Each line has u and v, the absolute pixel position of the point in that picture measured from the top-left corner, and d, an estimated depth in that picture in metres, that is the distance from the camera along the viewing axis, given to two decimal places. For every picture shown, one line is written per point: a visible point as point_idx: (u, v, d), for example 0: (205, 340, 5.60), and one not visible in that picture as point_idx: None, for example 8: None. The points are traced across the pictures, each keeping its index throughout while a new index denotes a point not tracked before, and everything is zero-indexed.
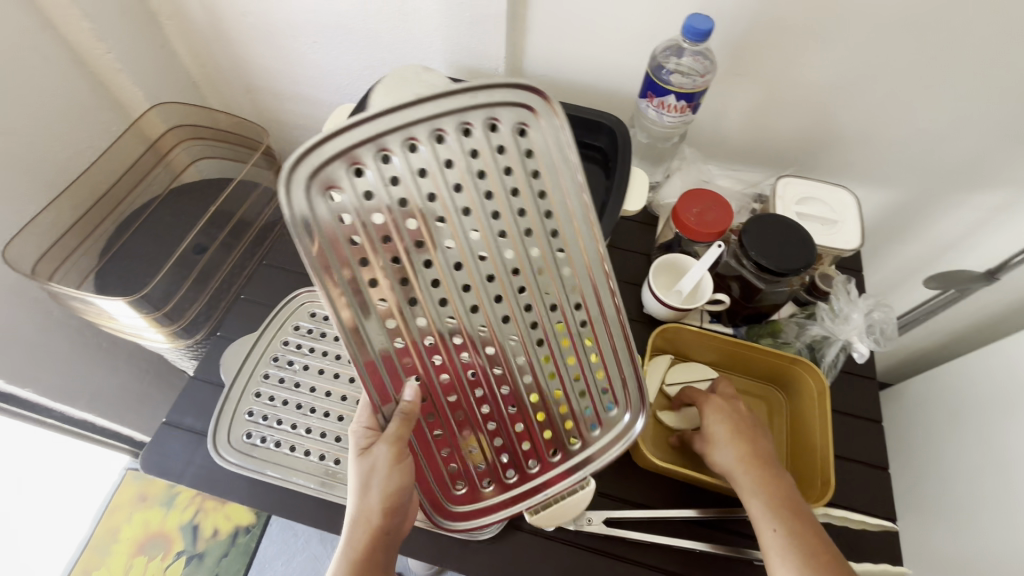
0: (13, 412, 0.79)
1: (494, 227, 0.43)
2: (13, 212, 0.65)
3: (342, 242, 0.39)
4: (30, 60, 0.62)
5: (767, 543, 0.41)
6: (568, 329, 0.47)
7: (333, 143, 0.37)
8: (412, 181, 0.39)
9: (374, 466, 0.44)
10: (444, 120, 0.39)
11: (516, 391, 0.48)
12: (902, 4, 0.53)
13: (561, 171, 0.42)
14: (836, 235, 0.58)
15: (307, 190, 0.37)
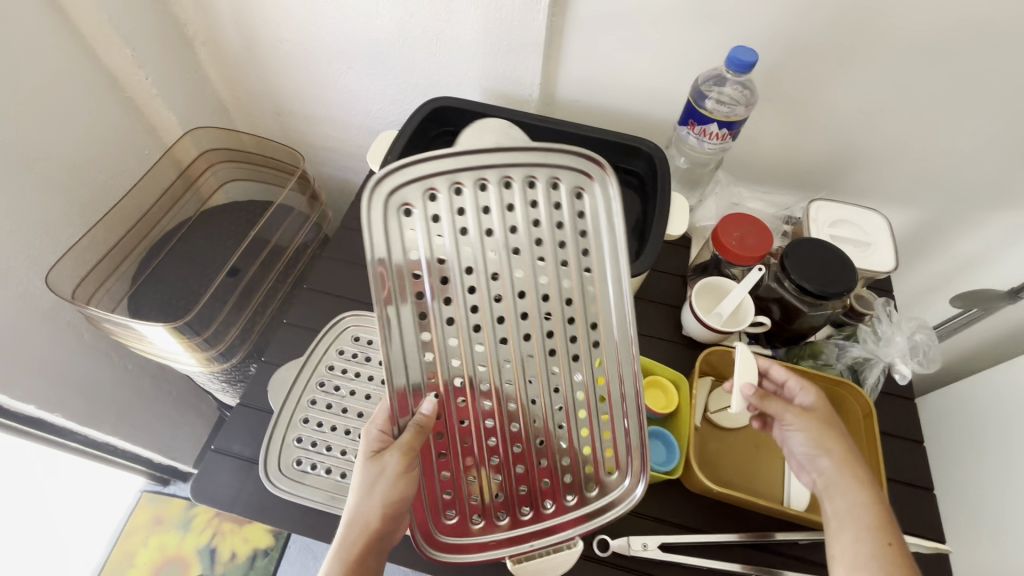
0: (39, 435, 0.79)
1: (536, 270, 0.43)
2: (53, 237, 0.66)
3: (400, 253, 0.41)
4: (70, 87, 0.63)
5: (876, 553, 0.39)
6: (587, 383, 0.45)
7: (421, 166, 0.41)
8: (476, 215, 0.42)
9: (382, 471, 0.41)
10: (515, 169, 0.42)
11: (532, 429, 0.45)
12: (930, 32, 0.55)
13: (607, 234, 0.44)
14: (871, 257, 0.59)
15: (385, 204, 0.40)
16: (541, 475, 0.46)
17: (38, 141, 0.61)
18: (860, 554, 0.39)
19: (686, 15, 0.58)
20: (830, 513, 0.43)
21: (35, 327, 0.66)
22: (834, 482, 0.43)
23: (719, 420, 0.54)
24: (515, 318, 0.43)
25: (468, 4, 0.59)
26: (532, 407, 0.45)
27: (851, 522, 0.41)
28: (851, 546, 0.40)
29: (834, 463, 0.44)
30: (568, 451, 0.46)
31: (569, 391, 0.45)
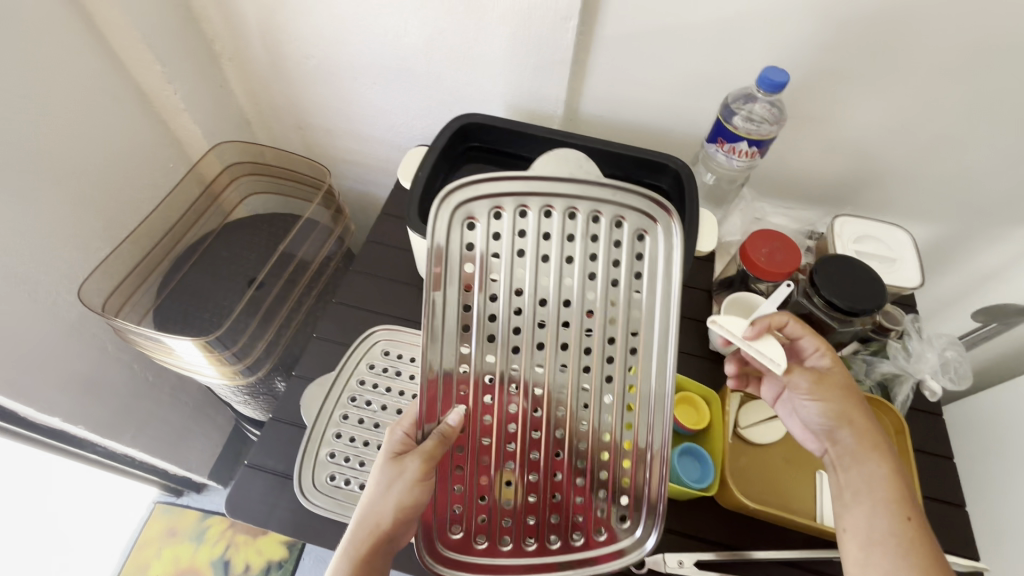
0: (59, 446, 0.79)
1: (583, 305, 0.43)
2: (81, 251, 0.66)
3: (457, 265, 0.42)
4: (101, 102, 0.64)
5: (893, 528, 0.40)
6: (616, 425, 0.44)
7: (492, 184, 0.41)
8: (536, 239, 0.42)
9: (400, 475, 0.41)
10: (581, 203, 0.42)
11: (553, 459, 0.45)
12: (955, 52, 0.55)
13: (663, 282, 0.43)
14: (896, 273, 0.60)
15: (452, 214, 0.41)
16: (550, 505, 0.45)
17: (69, 156, 0.62)
18: (877, 529, 0.40)
19: (712, 35, 0.59)
20: (845, 484, 0.44)
21: (63, 340, 0.67)
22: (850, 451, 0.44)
23: (750, 437, 0.54)
24: (556, 347, 0.43)
25: (497, 22, 0.60)
26: (557, 438, 0.45)
27: (867, 496, 0.42)
28: (868, 521, 0.41)
29: (849, 436, 0.44)
30: (581, 489, 0.46)
31: (597, 429, 0.44)
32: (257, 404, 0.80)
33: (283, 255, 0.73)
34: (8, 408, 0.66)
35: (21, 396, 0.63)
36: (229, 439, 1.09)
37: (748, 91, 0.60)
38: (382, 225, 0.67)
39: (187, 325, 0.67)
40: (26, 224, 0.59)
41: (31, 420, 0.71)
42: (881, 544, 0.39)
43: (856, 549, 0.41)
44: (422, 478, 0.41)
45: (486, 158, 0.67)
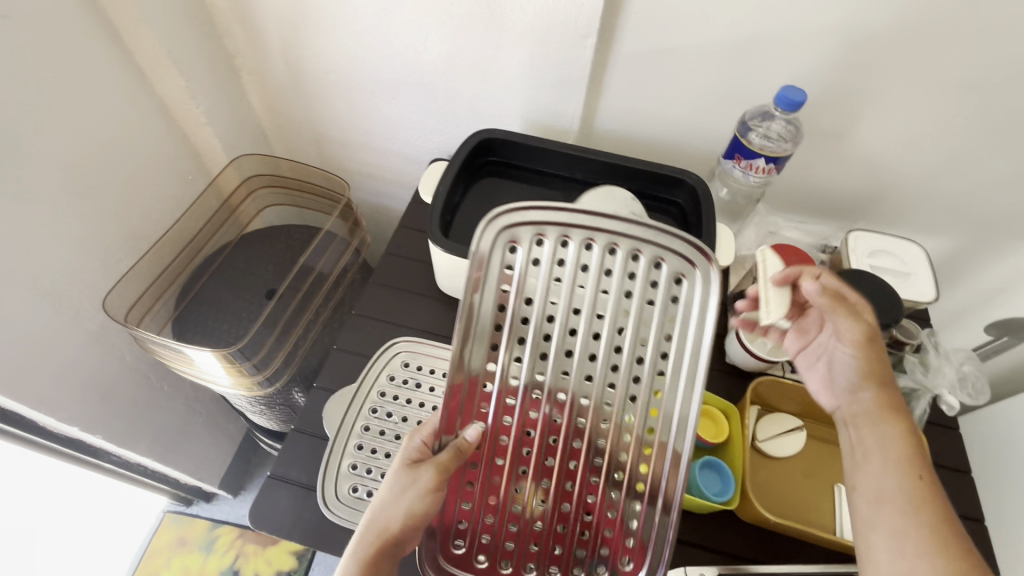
0: (74, 455, 0.80)
1: (611, 338, 0.43)
2: (104, 262, 0.67)
3: (494, 284, 0.42)
4: (126, 116, 0.65)
5: (903, 485, 0.40)
6: (631, 465, 0.44)
7: (539, 212, 0.42)
8: (574, 268, 0.42)
9: (412, 483, 0.41)
10: (624, 240, 0.42)
11: (563, 489, 0.45)
12: (967, 70, 0.56)
13: (696, 328, 0.42)
14: (910, 287, 0.61)
15: (497, 235, 0.42)
16: (552, 535, 0.45)
17: (94, 169, 0.63)
18: (887, 487, 0.41)
19: (728, 53, 0.60)
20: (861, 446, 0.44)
21: (84, 350, 0.67)
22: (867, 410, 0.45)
23: (767, 449, 0.55)
24: (579, 378, 0.43)
25: (516, 40, 0.61)
26: (570, 468, 0.45)
27: (881, 457, 0.42)
28: (880, 481, 0.41)
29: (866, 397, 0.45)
30: (587, 525, 0.45)
31: (612, 464, 0.44)
32: (271, 414, 0.80)
33: (302, 267, 0.73)
34: (29, 417, 0.67)
35: (43, 406, 0.64)
36: (240, 448, 1.09)
37: (764, 109, 0.62)
38: (399, 237, 0.69)
39: (205, 335, 0.67)
40: (52, 236, 0.60)
41: (49, 429, 0.72)
42: (892, 500, 0.40)
43: (867, 510, 0.41)
44: (435, 489, 0.41)
45: (503, 172, 0.69)
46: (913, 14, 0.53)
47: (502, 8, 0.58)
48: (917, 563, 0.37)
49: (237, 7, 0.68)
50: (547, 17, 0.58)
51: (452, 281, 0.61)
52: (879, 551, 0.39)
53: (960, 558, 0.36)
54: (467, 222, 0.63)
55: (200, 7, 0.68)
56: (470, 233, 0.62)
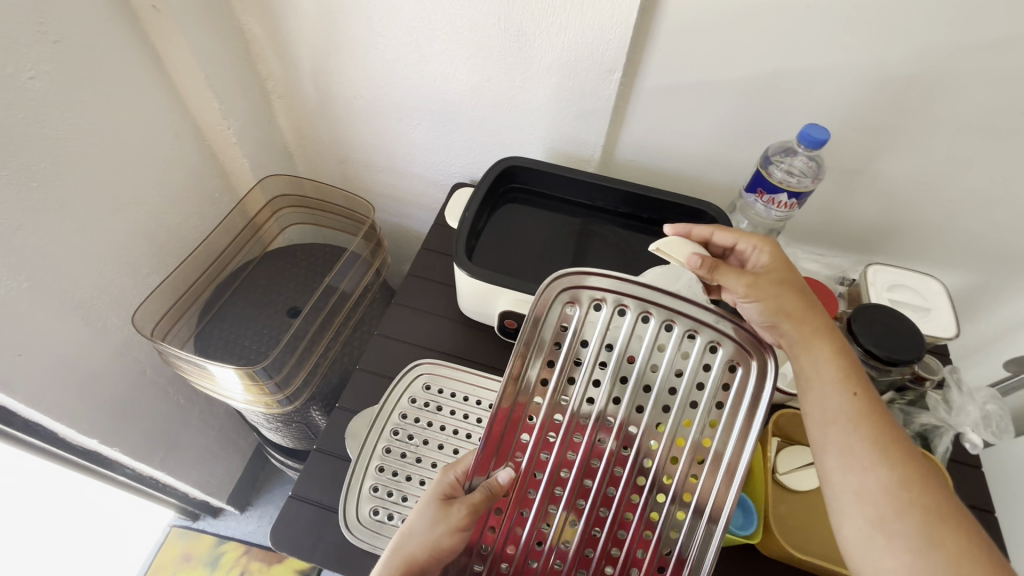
0: (88, 467, 0.80)
1: (653, 414, 0.44)
2: (132, 277, 0.68)
3: (547, 339, 0.44)
4: (161, 136, 0.67)
5: (845, 404, 0.41)
6: (655, 543, 0.44)
7: (602, 280, 0.42)
8: (627, 339, 0.43)
9: (443, 517, 0.42)
10: (683, 320, 0.42)
11: (582, 554, 0.45)
12: (986, 111, 0.57)
13: (745, 418, 0.42)
14: (932, 322, 0.62)
15: (558, 295, 0.43)
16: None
17: (129, 187, 0.64)
18: (830, 409, 0.42)
19: (751, 89, 0.61)
20: (801, 371, 0.44)
21: (109, 363, 0.68)
22: (799, 333, 0.44)
23: (789, 484, 0.54)
24: (617, 447, 0.44)
25: (543, 72, 0.63)
26: (592, 535, 0.45)
27: (820, 381, 0.43)
28: (822, 402, 0.42)
29: (794, 326, 0.45)
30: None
31: (635, 539, 0.45)
32: (286, 431, 0.80)
33: (325, 288, 0.74)
34: (50, 429, 0.67)
35: (66, 417, 0.64)
36: (250, 463, 1.09)
37: (787, 145, 0.63)
38: (422, 259, 0.72)
39: (228, 351, 0.68)
40: (86, 251, 0.61)
41: (69, 441, 0.73)
42: (836, 423, 0.41)
43: (815, 432, 0.42)
44: (463, 527, 0.42)
45: (527, 199, 0.70)
46: (931, 57, 0.55)
47: (530, 40, 0.60)
48: (866, 475, 0.39)
49: (273, 34, 0.71)
50: (575, 51, 0.59)
51: (475, 305, 0.62)
52: (835, 473, 0.40)
53: (906, 460, 0.39)
54: (491, 247, 0.64)
55: (237, 33, 0.70)
56: (494, 258, 0.64)
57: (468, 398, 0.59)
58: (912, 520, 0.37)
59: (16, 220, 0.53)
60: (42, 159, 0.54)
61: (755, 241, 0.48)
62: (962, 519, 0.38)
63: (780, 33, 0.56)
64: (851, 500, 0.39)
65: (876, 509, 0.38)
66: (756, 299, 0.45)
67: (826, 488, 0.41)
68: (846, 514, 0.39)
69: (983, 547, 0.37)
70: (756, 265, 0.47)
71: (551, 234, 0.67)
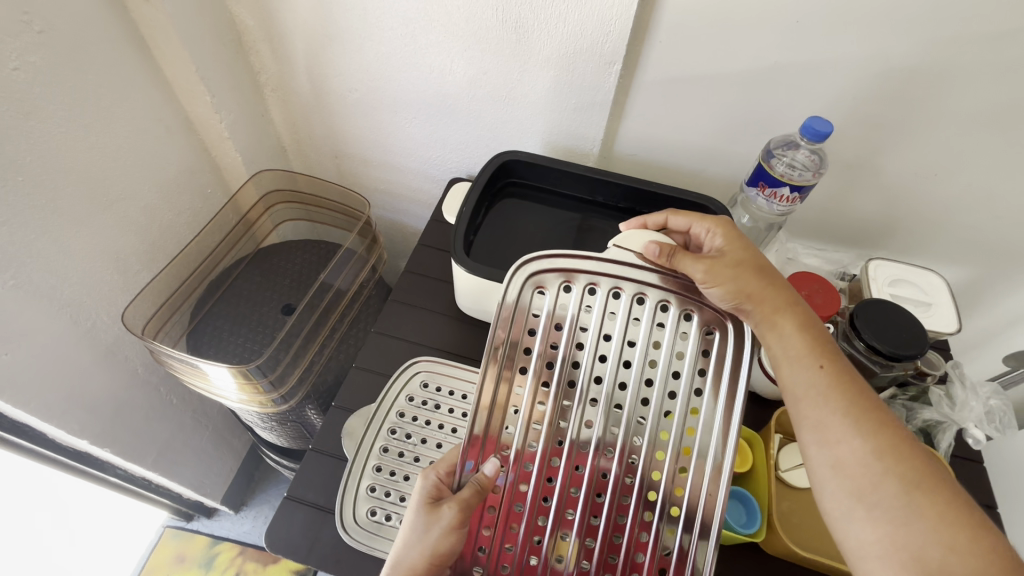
0: (78, 468, 0.78)
1: (638, 390, 0.43)
2: (122, 275, 0.67)
3: (521, 323, 0.44)
4: (151, 129, 0.66)
5: (813, 379, 0.41)
6: (658, 526, 0.43)
7: (567, 261, 0.44)
8: (597, 316, 0.44)
9: (434, 524, 0.40)
10: (652, 290, 0.44)
11: (583, 545, 0.44)
12: (989, 103, 0.57)
13: (728, 384, 0.42)
14: (934, 317, 0.61)
15: (524, 282, 0.44)
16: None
17: (118, 181, 0.63)
18: (800, 386, 0.41)
19: (752, 83, 0.61)
20: (770, 350, 0.44)
21: (99, 361, 0.67)
22: (761, 312, 0.43)
23: (792, 479, 0.54)
24: (602, 425, 0.43)
25: (542, 64, 0.62)
26: (591, 524, 0.44)
27: (788, 358, 0.42)
28: (792, 380, 0.42)
29: (755, 307, 0.43)
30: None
31: (636, 523, 0.43)
32: (280, 431, 0.79)
33: (320, 286, 0.73)
34: (40, 429, 0.66)
35: (55, 418, 0.63)
36: (244, 462, 1.08)
37: (790, 139, 0.62)
38: (419, 256, 0.71)
39: (219, 350, 0.67)
40: (74, 247, 0.60)
41: (59, 442, 0.71)
42: (806, 399, 0.41)
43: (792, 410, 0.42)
44: (457, 527, 0.41)
45: (524, 194, 0.70)
46: (934, 51, 0.54)
47: (528, 33, 0.59)
48: (842, 449, 0.38)
49: (266, 27, 0.69)
50: (574, 43, 0.58)
51: (473, 301, 0.61)
52: (811, 450, 0.40)
53: (880, 430, 0.38)
54: (488, 242, 0.64)
55: (229, 25, 0.69)
56: (490, 252, 0.63)
57: (466, 396, 0.58)
58: (890, 490, 0.36)
59: (2, 217, 0.52)
60: (28, 154, 0.52)
61: (709, 224, 0.48)
62: (945, 485, 0.36)
63: (782, 25, 0.55)
64: (828, 476, 0.38)
65: (853, 482, 0.37)
66: (717, 283, 0.42)
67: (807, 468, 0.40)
68: (825, 490, 0.39)
69: (968, 511, 0.35)
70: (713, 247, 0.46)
71: (548, 229, 0.66)
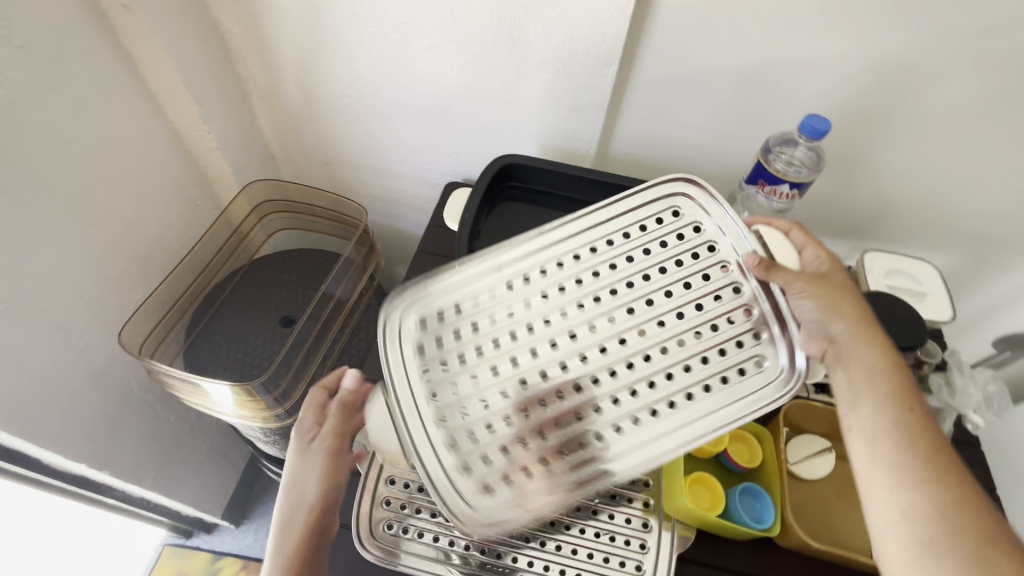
0: (76, 492, 0.76)
1: (665, 342, 0.42)
2: (113, 293, 0.65)
3: (636, 222, 0.47)
4: (137, 140, 0.64)
5: (898, 419, 0.40)
6: (564, 456, 0.41)
7: (717, 205, 0.46)
8: (698, 264, 0.44)
9: (305, 457, 0.52)
10: (751, 285, 0.44)
11: (504, 416, 0.42)
12: (976, 94, 0.58)
13: (732, 404, 0.40)
14: (926, 306, 0.63)
15: (668, 199, 0.47)
16: (429, 416, 0.42)
17: (104, 196, 0.61)
18: (882, 422, 0.40)
19: (746, 82, 0.61)
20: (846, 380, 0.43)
21: (93, 382, 0.65)
22: (848, 348, 0.43)
23: (798, 472, 0.55)
24: (624, 370, 0.42)
25: (539, 66, 0.61)
26: (545, 431, 0.41)
27: (863, 384, 0.42)
28: (876, 415, 0.41)
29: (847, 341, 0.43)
30: (447, 470, 0.41)
31: (562, 441, 0.41)
32: (282, 444, 0.78)
33: (322, 296, 0.72)
34: (35, 455, 0.64)
35: (51, 443, 0.61)
36: (243, 476, 1.07)
37: (788, 137, 0.64)
38: (420, 262, 0.70)
39: (218, 367, 0.66)
40: (62, 266, 0.58)
41: (54, 467, 0.69)
42: (875, 426, 0.40)
43: (863, 445, 0.41)
44: (323, 464, 0.52)
45: (524, 196, 0.69)
46: (924, 46, 0.55)
47: (524, 36, 0.59)
48: (915, 494, 0.37)
49: (252, 34, 0.68)
50: (570, 45, 0.58)
51: None
52: (883, 490, 0.39)
53: (959, 489, 0.37)
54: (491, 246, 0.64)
55: (215, 33, 0.67)
56: None
57: None
58: (962, 548, 0.35)
59: None
60: (10, 172, 0.50)
61: (819, 254, 0.48)
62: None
63: (775, 23, 0.56)
64: (894, 517, 0.38)
65: (923, 530, 0.36)
66: (812, 293, 0.44)
67: (866, 505, 0.40)
68: (885, 528, 0.38)
69: None
70: (815, 266, 0.47)
71: None
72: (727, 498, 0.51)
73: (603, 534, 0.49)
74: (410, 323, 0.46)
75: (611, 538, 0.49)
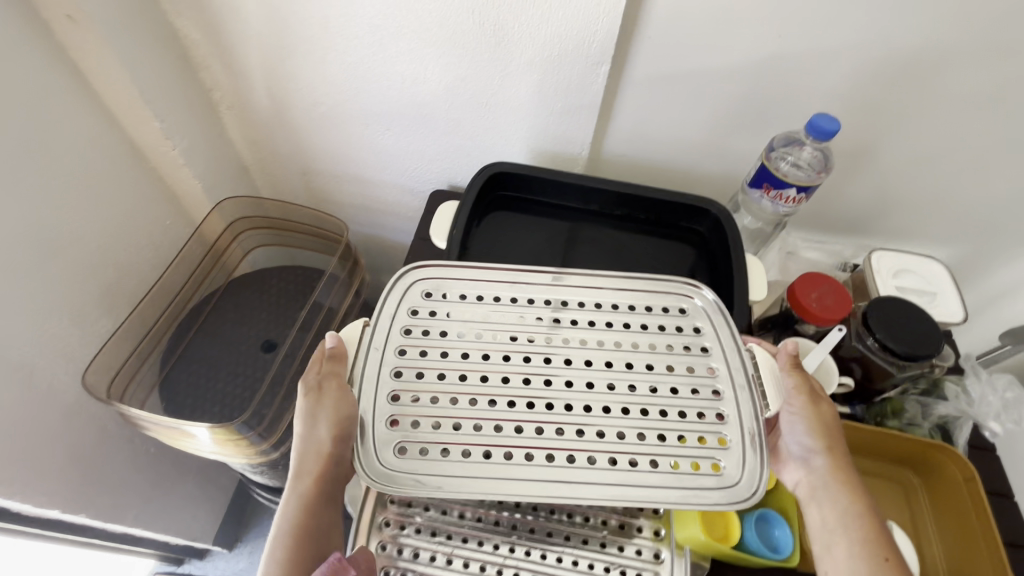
0: (55, 536, 0.72)
1: (623, 405, 0.41)
2: (77, 327, 0.61)
3: (644, 303, 0.47)
4: (95, 161, 0.59)
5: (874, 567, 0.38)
6: (482, 446, 0.39)
7: (722, 313, 0.47)
8: (688, 355, 0.44)
9: (320, 406, 0.42)
10: (731, 394, 0.43)
11: (449, 391, 0.41)
12: (988, 83, 0.55)
13: (665, 483, 0.39)
14: (935, 307, 0.61)
15: (683, 290, 0.48)
16: (386, 366, 0.43)
17: (62, 225, 0.56)
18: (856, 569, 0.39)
19: (745, 78, 0.58)
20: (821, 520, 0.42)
21: (62, 422, 0.61)
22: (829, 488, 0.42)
23: None
24: (578, 409, 0.41)
25: (526, 66, 0.57)
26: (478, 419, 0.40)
27: (837, 525, 0.41)
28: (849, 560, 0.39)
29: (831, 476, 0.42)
30: (375, 433, 0.40)
31: (483, 433, 0.40)
32: (271, 473, 0.74)
33: (312, 305, 0.70)
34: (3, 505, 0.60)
35: (19, 493, 0.57)
36: (233, 499, 1.03)
37: (790, 139, 0.60)
38: None
39: (197, 402, 0.62)
40: (19, 304, 0.53)
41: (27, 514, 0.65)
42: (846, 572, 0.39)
43: None
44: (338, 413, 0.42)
45: (515, 205, 0.66)
46: (933, 37, 0.52)
47: (510, 35, 0.55)
48: None
49: (215, 40, 0.63)
50: (559, 43, 0.54)
51: None
52: None
53: None
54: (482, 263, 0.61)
55: (172, 40, 0.62)
56: None
57: None
58: None
59: None
60: None
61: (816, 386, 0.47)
62: None
63: (778, 13, 0.52)
64: None
65: None
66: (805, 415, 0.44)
67: None
68: None
69: None
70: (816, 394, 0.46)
71: (545, 243, 0.63)
72: (740, 526, 0.49)
73: (614, 568, 0.46)
74: (418, 288, 0.47)
75: (621, 572, 0.46)
